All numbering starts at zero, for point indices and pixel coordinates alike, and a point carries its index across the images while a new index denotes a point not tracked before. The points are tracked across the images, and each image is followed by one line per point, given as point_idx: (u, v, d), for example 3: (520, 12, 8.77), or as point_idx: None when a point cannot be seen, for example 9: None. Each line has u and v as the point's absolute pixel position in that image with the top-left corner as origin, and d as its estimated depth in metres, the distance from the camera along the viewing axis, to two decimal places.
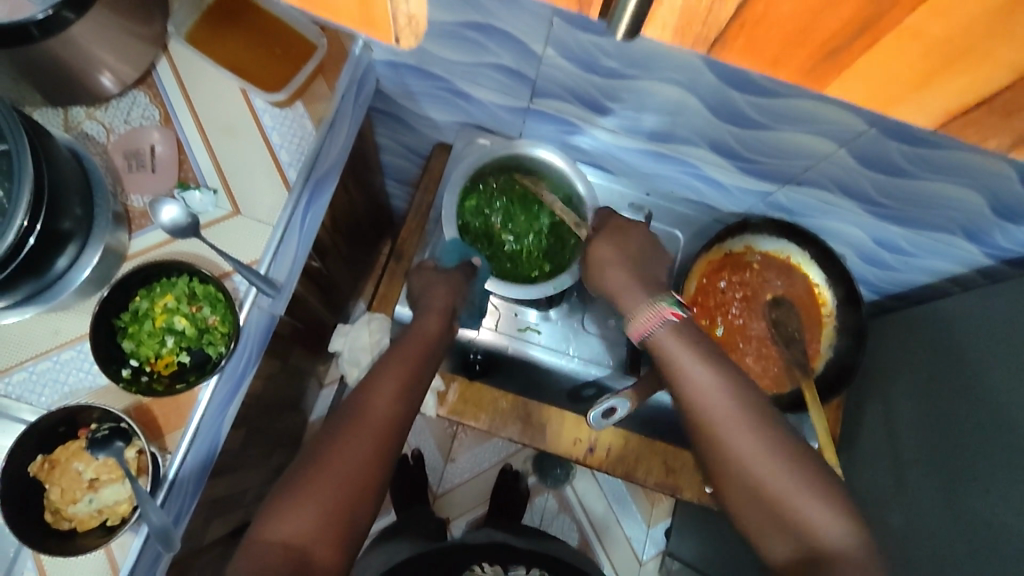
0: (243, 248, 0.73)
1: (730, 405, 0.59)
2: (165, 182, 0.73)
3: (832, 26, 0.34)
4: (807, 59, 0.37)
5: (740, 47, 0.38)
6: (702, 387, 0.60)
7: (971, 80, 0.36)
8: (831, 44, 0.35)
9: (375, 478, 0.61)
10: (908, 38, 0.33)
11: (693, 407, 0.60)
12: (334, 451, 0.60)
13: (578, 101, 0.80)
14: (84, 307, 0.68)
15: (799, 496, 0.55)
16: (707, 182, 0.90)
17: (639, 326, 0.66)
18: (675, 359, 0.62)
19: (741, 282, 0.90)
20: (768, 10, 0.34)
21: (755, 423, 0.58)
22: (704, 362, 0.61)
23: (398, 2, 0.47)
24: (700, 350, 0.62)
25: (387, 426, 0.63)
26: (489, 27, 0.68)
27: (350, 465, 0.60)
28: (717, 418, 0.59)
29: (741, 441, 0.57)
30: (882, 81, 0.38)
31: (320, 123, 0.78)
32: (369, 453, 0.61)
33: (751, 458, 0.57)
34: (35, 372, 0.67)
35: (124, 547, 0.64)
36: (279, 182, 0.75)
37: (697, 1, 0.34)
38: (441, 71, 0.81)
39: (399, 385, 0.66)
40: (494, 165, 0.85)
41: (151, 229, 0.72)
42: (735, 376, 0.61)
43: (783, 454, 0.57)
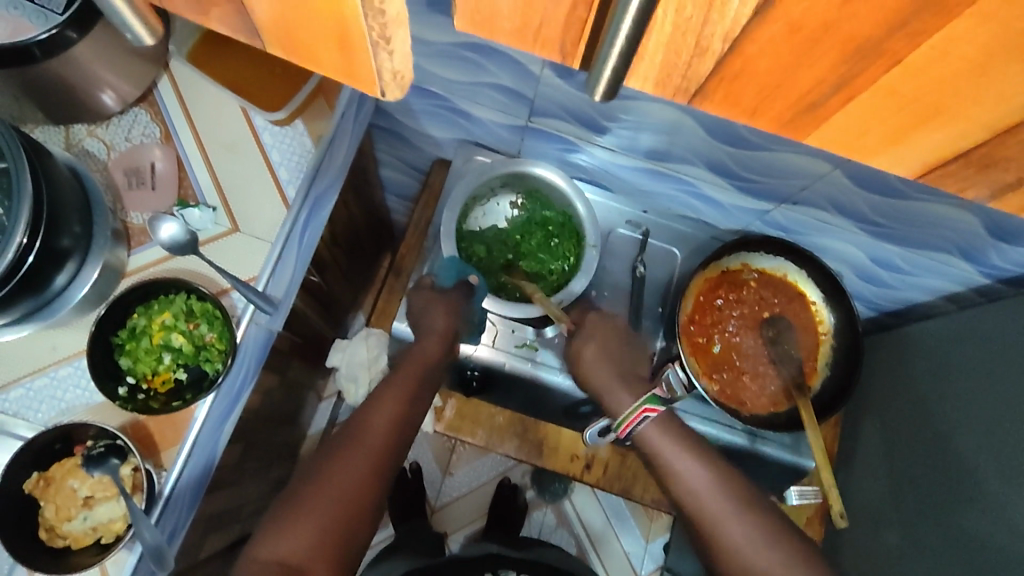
0: (242, 265, 0.74)
1: (718, 501, 0.68)
2: (164, 200, 0.74)
3: (807, 82, 0.31)
4: (784, 112, 0.33)
5: (718, 99, 0.33)
6: (690, 483, 0.70)
7: (953, 136, 0.32)
8: (808, 99, 0.32)
9: (372, 497, 0.61)
10: (885, 94, 0.30)
11: (683, 504, 0.70)
12: (332, 470, 0.61)
13: (576, 120, 0.80)
14: (83, 324, 0.69)
15: (774, 566, 0.63)
16: (704, 200, 0.91)
17: (626, 422, 0.75)
18: (663, 454, 0.73)
19: (738, 299, 0.90)
20: (744, 62, 0.30)
21: (741, 516, 0.67)
22: (694, 460, 0.71)
23: (384, 60, 0.39)
24: (687, 446, 0.73)
25: (386, 447, 0.64)
26: (488, 49, 0.69)
27: (350, 484, 0.60)
28: (705, 511, 0.68)
29: (732, 535, 0.66)
30: (861, 138, 0.34)
31: (319, 141, 0.78)
32: (366, 472, 0.61)
33: (735, 552, 0.65)
34: (32, 388, 0.67)
35: (118, 565, 0.64)
36: (278, 199, 0.76)
37: (674, 54, 0.30)
38: (440, 89, 0.82)
39: (400, 407, 0.67)
40: (492, 182, 0.85)
41: (150, 246, 0.72)
42: (721, 466, 0.71)
43: (753, 519, 0.66)
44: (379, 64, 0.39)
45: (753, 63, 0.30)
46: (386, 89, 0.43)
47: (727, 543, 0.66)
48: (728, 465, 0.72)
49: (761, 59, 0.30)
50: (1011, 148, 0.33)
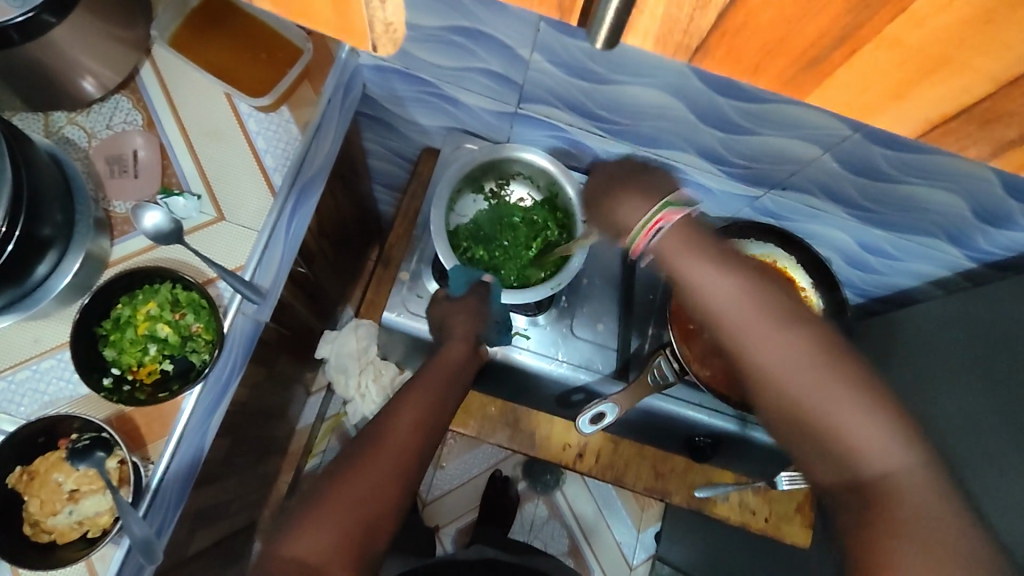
0: (228, 255, 0.72)
1: (748, 309, 0.51)
2: (148, 188, 0.72)
3: (812, 33, 0.33)
4: (786, 67, 0.36)
5: (719, 57, 0.36)
6: (716, 294, 0.52)
7: (959, 89, 0.35)
8: (812, 53, 0.34)
9: (392, 501, 0.60)
10: (889, 46, 0.33)
11: (711, 316, 0.52)
12: (354, 471, 0.60)
13: (566, 107, 0.80)
14: (65, 315, 0.67)
15: (852, 413, 0.47)
16: (695, 187, 0.90)
17: (639, 240, 0.57)
18: (681, 264, 0.54)
19: None
20: (748, 15, 0.33)
21: (797, 330, 0.50)
22: (718, 263, 0.53)
23: (376, 10, 0.43)
24: (711, 251, 0.54)
25: (406, 454, 0.62)
26: (477, 33, 0.69)
27: (368, 491, 0.59)
28: (731, 321, 0.51)
29: (774, 360, 0.49)
30: (863, 93, 0.37)
31: (305, 128, 0.77)
32: (389, 474, 0.60)
33: (787, 387, 0.48)
34: (14, 382, 0.65)
35: (105, 560, 0.62)
36: (264, 187, 0.75)
37: (677, 8, 0.33)
38: (427, 75, 0.81)
39: (420, 414, 0.66)
40: (481, 172, 0.85)
41: (133, 235, 0.71)
42: (772, 293, 0.51)
43: (827, 363, 0.48)
44: (372, 15, 0.44)
45: (750, 22, 0.33)
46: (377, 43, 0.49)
47: (772, 371, 0.49)
48: (761, 270, 0.53)
49: (761, 17, 0.32)
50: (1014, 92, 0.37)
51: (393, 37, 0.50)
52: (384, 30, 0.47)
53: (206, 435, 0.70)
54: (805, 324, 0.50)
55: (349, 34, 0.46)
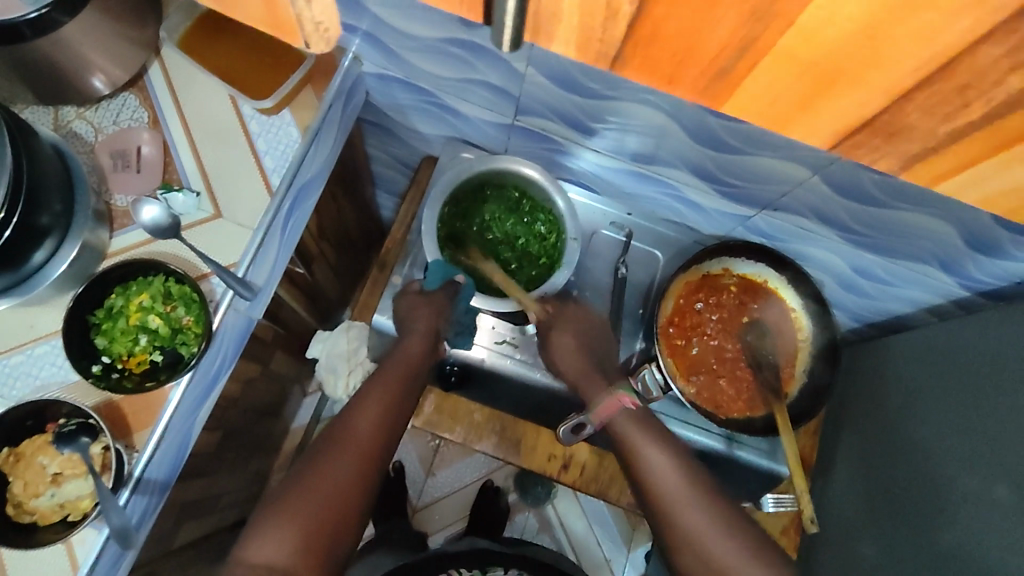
0: (224, 251, 0.74)
1: (680, 487, 0.66)
2: (148, 183, 0.74)
3: (715, 46, 0.37)
4: (701, 77, 0.41)
5: (637, 66, 0.42)
6: (658, 472, 0.67)
7: (863, 101, 0.39)
8: (719, 61, 0.39)
9: (355, 499, 0.62)
10: (788, 59, 0.36)
11: (652, 491, 0.66)
12: (318, 470, 0.61)
13: (563, 121, 0.82)
14: (61, 302, 0.69)
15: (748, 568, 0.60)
16: (689, 205, 0.91)
17: (599, 413, 0.74)
18: (637, 445, 0.69)
19: (717, 304, 0.90)
20: (657, 24, 0.37)
21: (708, 505, 0.64)
22: (664, 448, 0.69)
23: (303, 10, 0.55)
24: (657, 434, 0.71)
25: (373, 447, 0.65)
26: (474, 45, 0.71)
27: (334, 488, 0.61)
28: (668, 496, 0.65)
29: (700, 529, 0.63)
30: (773, 105, 0.41)
31: (305, 131, 0.79)
32: (354, 472, 0.62)
33: (703, 546, 0.62)
34: (8, 365, 0.67)
35: (83, 541, 0.64)
36: (263, 187, 0.77)
37: (588, 14, 0.38)
38: (428, 84, 0.83)
39: (384, 410, 0.68)
40: (477, 182, 0.85)
41: (132, 228, 0.73)
42: (698, 473, 0.67)
43: (724, 525, 0.63)
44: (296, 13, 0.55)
45: (659, 24, 0.37)
46: (312, 39, 0.61)
47: (686, 515, 0.64)
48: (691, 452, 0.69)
49: (667, 19, 0.36)
50: (907, 115, 0.40)
51: (324, 36, 0.61)
52: (313, 29, 0.59)
53: (190, 432, 0.71)
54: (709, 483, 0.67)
55: (279, 29, 0.58)
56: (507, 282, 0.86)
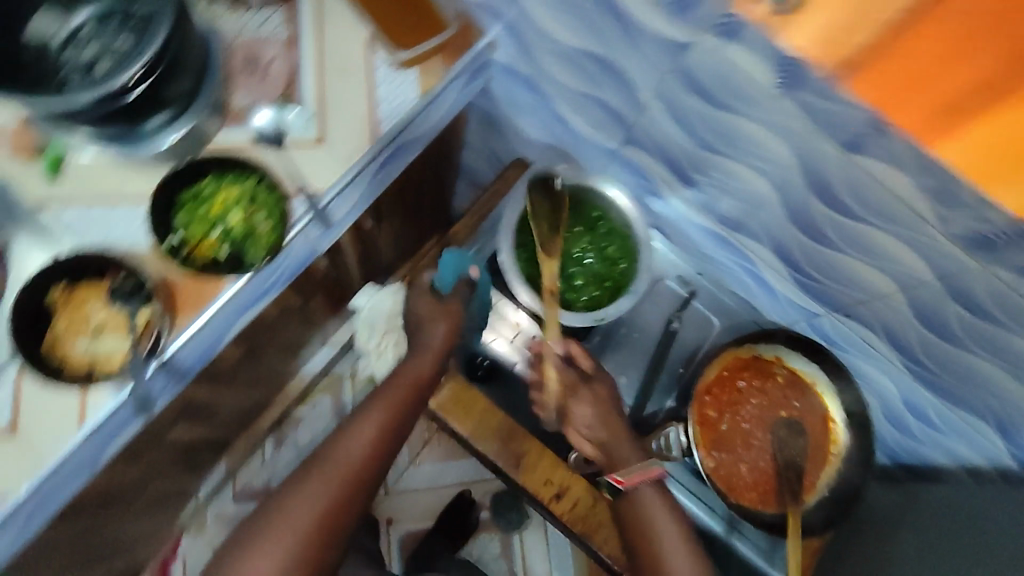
0: (314, 177, 0.76)
1: (680, 549, 0.75)
2: (269, 92, 0.77)
3: (991, 62, 0.43)
4: (939, 107, 0.48)
5: (876, 73, 0.49)
6: (665, 532, 0.75)
7: None
8: (980, 90, 0.44)
9: (345, 507, 0.74)
10: None
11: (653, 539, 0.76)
12: (308, 485, 0.73)
13: (666, 162, 0.83)
14: (155, 172, 0.72)
15: None
16: (761, 284, 0.90)
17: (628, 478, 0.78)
18: (659, 519, 0.76)
19: (761, 388, 0.86)
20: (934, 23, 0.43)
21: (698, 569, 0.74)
22: (675, 518, 0.77)
23: None
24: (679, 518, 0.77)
25: (365, 463, 0.76)
26: (607, 63, 0.74)
27: (326, 495, 0.73)
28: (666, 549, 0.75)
29: None
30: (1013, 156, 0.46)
31: (423, 95, 0.81)
32: (344, 485, 0.74)
33: None
34: (89, 213, 0.70)
35: (96, 399, 0.65)
36: (367, 133, 0.79)
37: None
38: (550, 88, 0.86)
39: (376, 430, 0.78)
40: (562, 192, 0.85)
41: (242, 128, 0.75)
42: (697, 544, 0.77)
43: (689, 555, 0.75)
44: None
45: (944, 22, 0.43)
46: None
47: (664, 535, 0.75)
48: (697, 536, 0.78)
49: (950, 43, 0.44)
50: None
51: None
52: None
53: (226, 333, 0.72)
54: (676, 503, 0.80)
55: None
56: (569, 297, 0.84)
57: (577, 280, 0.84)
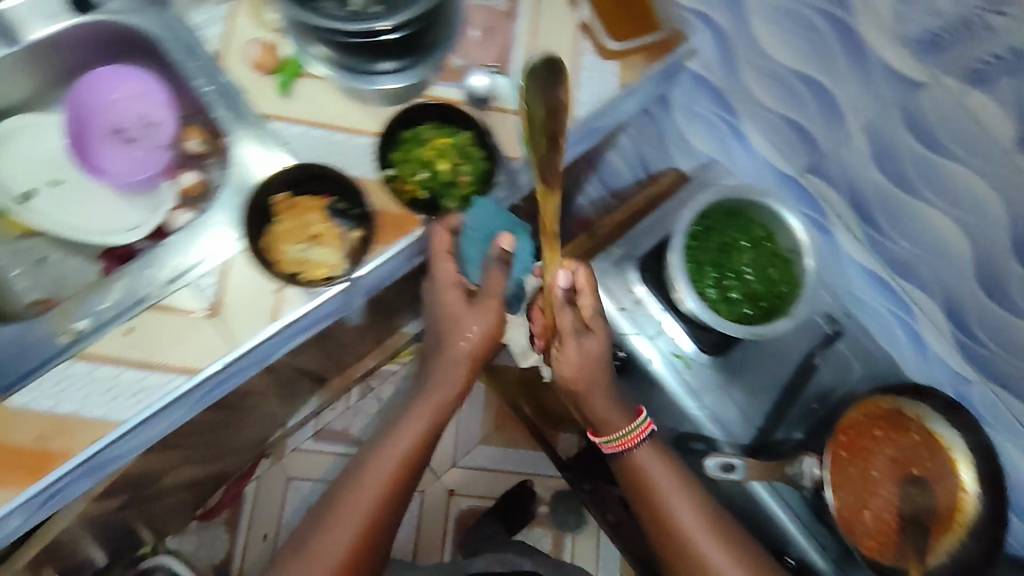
0: (511, 143, 0.79)
1: (672, 483, 0.79)
2: (484, 56, 0.81)
3: None
4: None
5: None
6: (654, 476, 0.78)
7: None
8: None
9: (369, 541, 0.75)
10: None
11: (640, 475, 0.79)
12: (325, 528, 0.74)
13: (849, 197, 0.82)
14: (374, 109, 0.77)
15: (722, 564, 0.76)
16: (912, 338, 0.87)
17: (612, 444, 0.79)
18: (654, 472, 0.78)
19: (894, 441, 0.84)
20: None
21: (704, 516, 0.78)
22: (667, 467, 0.79)
23: None
24: (672, 470, 0.79)
25: (379, 501, 0.75)
26: (823, 87, 0.75)
27: (344, 535, 0.74)
28: (661, 488, 0.78)
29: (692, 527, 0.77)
30: None
31: (622, 86, 0.83)
32: (362, 526, 0.74)
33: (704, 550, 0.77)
34: (309, 133, 0.75)
35: (289, 302, 0.69)
36: (566, 110, 0.81)
37: None
38: (740, 105, 0.87)
39: (387, 472, 0.76)
40: (735, 206, 0.85)
41: (452, 86, 0.79)
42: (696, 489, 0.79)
43: (713, 528, 0.78)
44: None
45: None
46: None
47: (653, 475, 0.78)
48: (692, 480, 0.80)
49: None
50: None
51: None
52: None
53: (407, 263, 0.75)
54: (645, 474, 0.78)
55: None
56: (722, 308, 0.83)
57: (733, 294, 0.83)
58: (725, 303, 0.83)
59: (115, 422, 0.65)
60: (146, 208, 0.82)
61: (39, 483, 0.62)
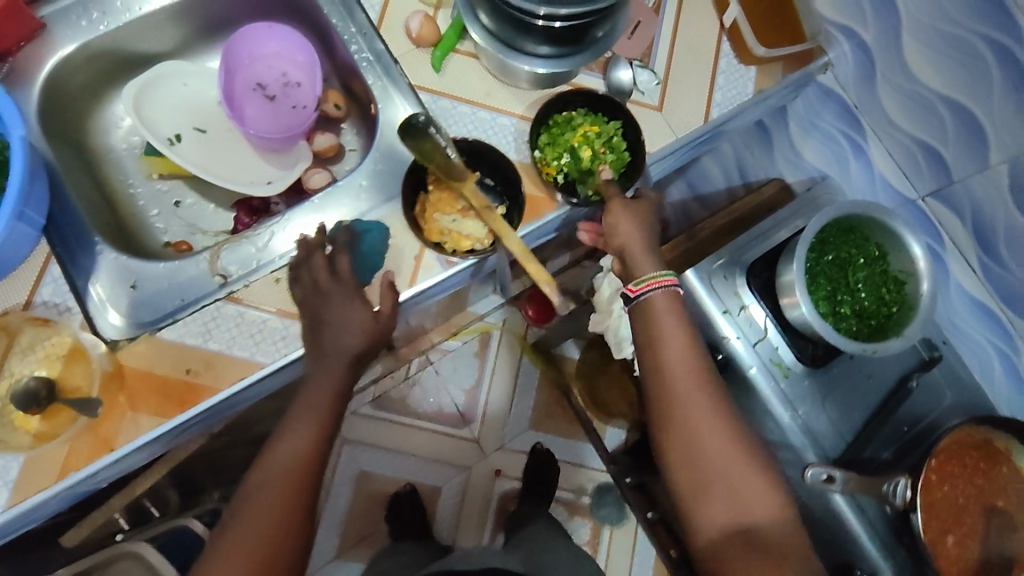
0: (648, 138, 0.81)
1: (693, 378, 0.69)
2: (630, 50, 0.83)
3: None
4: None
5: None
6: (675, 341, 0.70)
7: None
8: None
9: (296, 514, 0.61)
10: None
11: (659, 371, 0.70)
12: (250, 505, 0.61)
13: (972, 226, 0.83)
14: (518, 92, 0.80)
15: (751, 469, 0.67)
16: (1009, 369, 0.89)
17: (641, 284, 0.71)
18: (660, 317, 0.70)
19: (984, 472, 0.85)
20: None
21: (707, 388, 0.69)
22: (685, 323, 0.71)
23: None
24: (681, 319, 0.71)
25: (304, 462, 0.63)
26: (969, 114, 0.76)
27: (271, 509, 0.61)
28: (677, 387, 0.69)
29: (697, 410, 0.68)
30: None
31: (758, 92, 0.84)
32: (285, 497, 0.61)
33: (710, 437, 0.67)
34: (455, 108, 0.78)
35: (429, 269, 0.71)
36: (704, 112, 0.83)
37: None
38: (870, 124, 0.88)
39: (311, 435, 0.64)
40: (857, 222, 0.86)
41: (596, 76, 0.82)
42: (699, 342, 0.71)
43: (737, 438, 0.68)
44: None
45: None
46: None
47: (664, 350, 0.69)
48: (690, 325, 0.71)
49: None
50: None
51: None
52: None
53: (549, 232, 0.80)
54: (675, 416, 0.68)
55: None
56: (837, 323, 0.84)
57: (842, 310, 0.84)
58: (839, 321, 0.84)
59: (259, 365, 0.68)
60: (282, 166, 0.86)
61: (184, 414, 0.66)
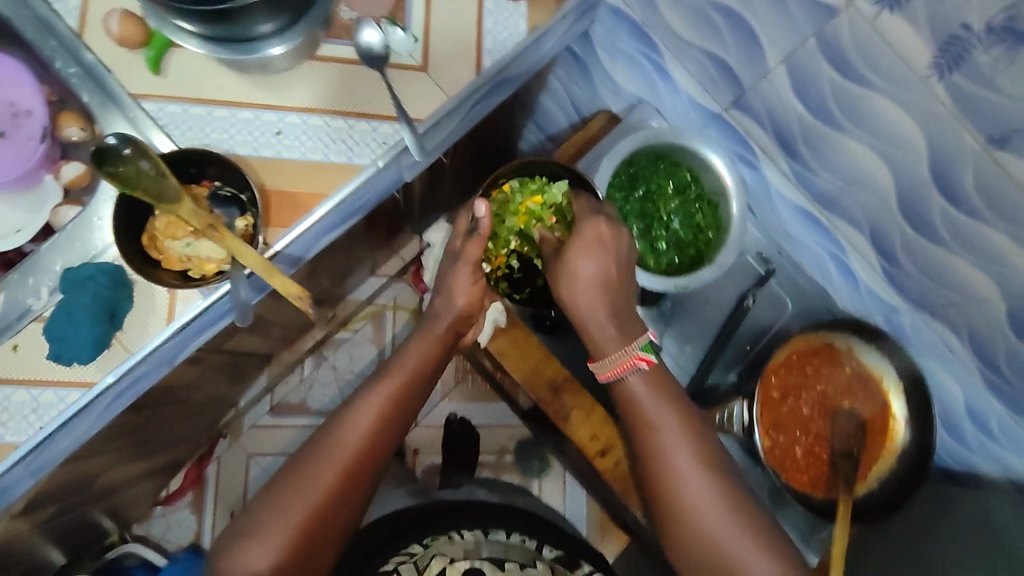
0: (417, 104, 0.73)
1: (660, 387, 0.68)
2: (377, 8, 0.73)
3: None
4: None
5: None
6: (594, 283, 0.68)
7: None
8: None
9: (335, 503, 0.62)
10: None
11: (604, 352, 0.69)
12: (289, 489, 0.61)
13: (773, 131, 0.79)
14: (255, 79, 0.71)
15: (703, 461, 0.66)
16: (845, 271, 0.86)
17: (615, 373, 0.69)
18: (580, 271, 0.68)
19: (826, 376, 0.86)
20: None
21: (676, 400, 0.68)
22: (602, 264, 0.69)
23: None
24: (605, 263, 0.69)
25: (344, 448, 0.63)
26: (739, 18, 0.70)
27: (304, 495, 0.61)
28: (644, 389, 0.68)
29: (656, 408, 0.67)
30: None
31: (532, 30, 0.77)
32: (323, 486, 0.61)
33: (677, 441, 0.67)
34: (187, 113, 0.70)
35: (186, 301, 0.65)
36: (473, 62, 0.75)
37: None
38: (660, 40, 0.82)
39: (368, 418, 0.65)
40: (657, 150, 0.83)
41: (344, 44, 0.72)
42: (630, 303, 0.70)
43: (699, 439, 0.67)
44: None
45: None
46: None
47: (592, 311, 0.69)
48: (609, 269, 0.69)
49: None
50: None
51: None
52: None
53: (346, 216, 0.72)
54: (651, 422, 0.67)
55: None
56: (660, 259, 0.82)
57: (659, 245, 0.82)
58: (661, 255, 0.83)
59: (12, 446, 0.61)
60: (24, 207, 0.72)
61: None
